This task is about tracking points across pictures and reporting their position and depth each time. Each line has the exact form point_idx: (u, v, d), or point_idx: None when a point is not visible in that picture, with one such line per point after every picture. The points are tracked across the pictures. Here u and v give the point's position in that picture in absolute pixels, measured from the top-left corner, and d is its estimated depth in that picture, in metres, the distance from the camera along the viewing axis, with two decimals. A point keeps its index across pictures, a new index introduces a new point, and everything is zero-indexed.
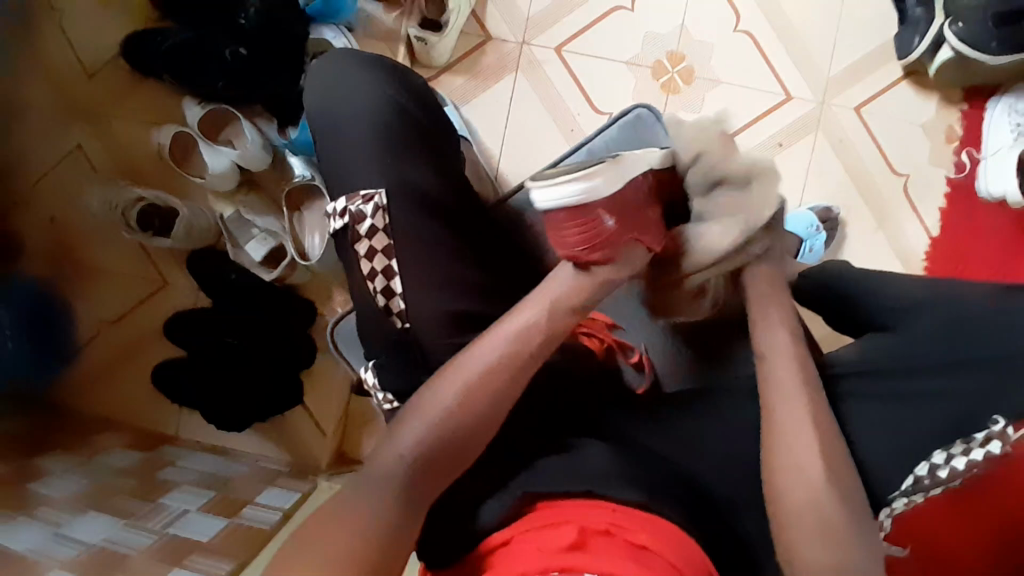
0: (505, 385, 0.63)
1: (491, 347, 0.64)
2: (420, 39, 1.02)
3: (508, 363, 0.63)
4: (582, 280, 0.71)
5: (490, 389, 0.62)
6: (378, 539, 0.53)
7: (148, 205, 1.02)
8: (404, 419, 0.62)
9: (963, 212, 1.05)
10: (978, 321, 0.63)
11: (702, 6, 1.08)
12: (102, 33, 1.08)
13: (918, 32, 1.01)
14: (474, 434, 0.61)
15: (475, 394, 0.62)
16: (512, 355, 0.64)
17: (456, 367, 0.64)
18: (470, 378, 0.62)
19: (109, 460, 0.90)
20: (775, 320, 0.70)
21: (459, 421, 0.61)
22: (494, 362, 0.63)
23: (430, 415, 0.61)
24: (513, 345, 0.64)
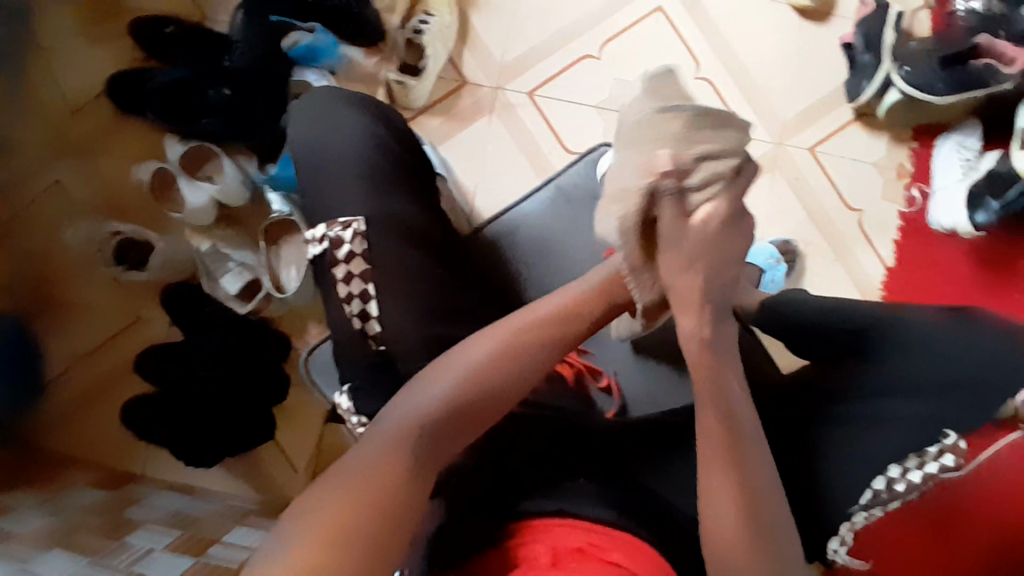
0: (517, 372, 0.58)
1: (494, 337, 0.59)
2: (399, 82, 1.09)
3: (524, 347, 0.59)
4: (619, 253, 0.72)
5: (494, 380, 0.57)
6: (364, 537, 0.46)
7: (125, 239, 1.04)
8: (406, 393, 0.56)
9: (919, 244, 1.09)
10: (932, 343, 0.71)
11: (665, 53, 1.13)
12: (86, 73, 1.11)
13: (865, 77, 1.08)
14: (479, 420, 0.56)
15: (478, 382, 0.56)
16: (518, 345, 0.59)
17: (452, 357, 0.58)
18: (472, 367, 0.57)
19: (75, 498, 0.88)
20: (733, 387, 0.60)
21: (459, 411, 0.55)
22: (498, 351, 0.58)
23: (426, 405, 0.54)
24: (519, 335, 0.59)
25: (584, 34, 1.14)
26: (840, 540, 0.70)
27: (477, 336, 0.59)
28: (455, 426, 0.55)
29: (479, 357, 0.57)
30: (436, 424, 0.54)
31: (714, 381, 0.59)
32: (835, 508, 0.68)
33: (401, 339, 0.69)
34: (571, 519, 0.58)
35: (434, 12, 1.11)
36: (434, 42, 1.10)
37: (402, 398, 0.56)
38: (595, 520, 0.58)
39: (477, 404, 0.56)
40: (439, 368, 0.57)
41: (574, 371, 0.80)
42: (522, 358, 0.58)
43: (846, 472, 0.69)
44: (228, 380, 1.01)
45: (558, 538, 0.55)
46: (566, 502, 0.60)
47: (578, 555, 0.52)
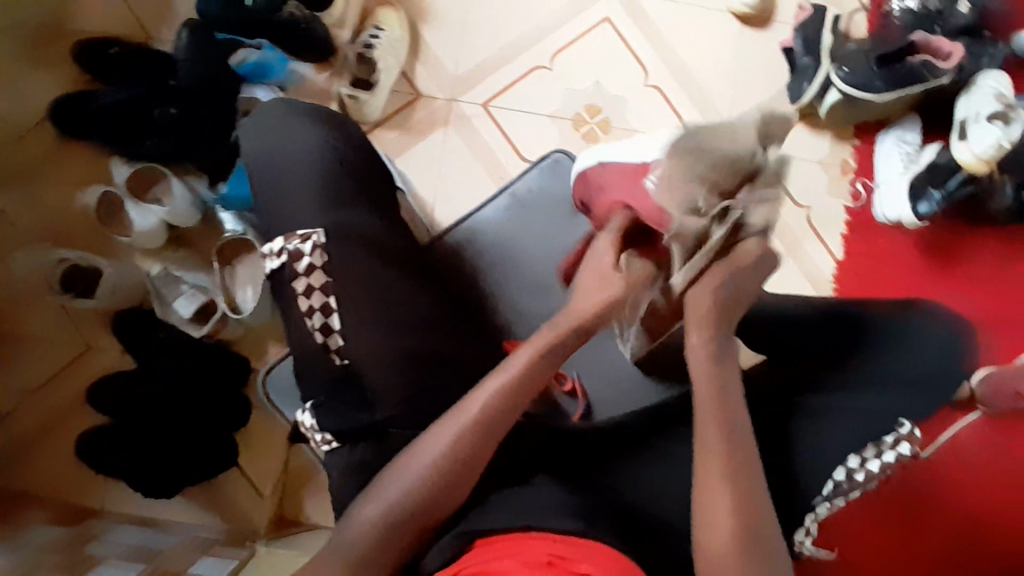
0: (481, 448, 0.61)
1: (452, 427, 0.61)
2: (351, 96, 1.09)
3: (487, 424, 0.61)
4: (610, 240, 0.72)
5: (453, 472, 0.59)
6: None
7: (73, 266, 1.01)
8: (380, 481, 0.60)
9: (867, 238, 1.13)
10: (876, 334, 0.75)
11: (615, 61, 1.16)
12: (27, 97, 1.08)
13: (806, 79, 1.11)
14: (450, 498, 0.60)
15: (436, 476, 0.59)
16: (475, 433, 0.60)
17: (414, 449, 0.61)
18: (432, 463, 0.59)
19: (31, 537, 0.84)
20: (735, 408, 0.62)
21: (430, 492, 0.59)
22: (455, 443, 0.60)
23: (395, 497, 0.58)
24: (482, 412, 0.61)
25: (535, 45, 1.16)
26: (805, 530, 0.69)
27: (441, 422, 0.62)
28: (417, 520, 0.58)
29: (436, 452, 0.60)
30: (397, 521, 0.58)
31: (713, 381, 0.64)
32: (799, 498, 0.69)
33: (362, 352, 0.68)
34: (538, 532, 0.57)
35: (384, 27, 1.11)
36: (386, 54, 1.10)
37: (370, 492, 0.59)
38: (565, 530, 0.57)
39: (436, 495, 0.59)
40: (407, 456, 0.60)
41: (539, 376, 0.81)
42: (478, 446, 0.60)
43: (806, 462, 0.69)
44: (184, 406, 0.98)
45: (528, 549, 0.53)
46: (532, 518, 0.59)
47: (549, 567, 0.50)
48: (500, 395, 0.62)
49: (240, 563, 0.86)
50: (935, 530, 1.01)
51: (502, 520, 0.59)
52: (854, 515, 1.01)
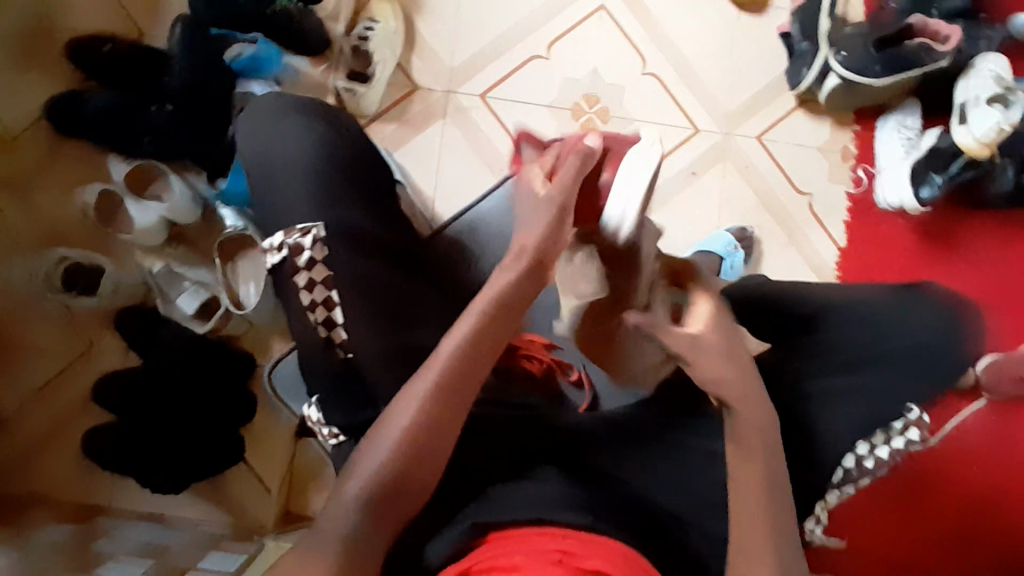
0: (453, 409, 0.61)
1: (422, 385, 0.61)
2: (347, 89, 1.09)
3: (455, 382, 0.61)
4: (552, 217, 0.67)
5: (431, 432, 0.60)
6: None
7: (72, 264, 1.01)
8: (361, 453, 0.60)
9: (868, 223, 1.12)
10: (885, 320, 0.75)
11: (610, 50, 1.15)
12: (23, 99, 1.08)
13: (805, 64, 1.10)
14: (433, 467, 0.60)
15: (422, 426, 0.59)
16: (447, 389, 0.61)
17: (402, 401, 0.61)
18: (414, 413, 0.60)
19: (39, 536, 0.85)
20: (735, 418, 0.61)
21: (413, 458, 0.59)
22: (428, 400, 0.60)
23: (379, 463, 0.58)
24: (447, 371, 0.61)
25: (530, 36, 1.15)
26: (815, 518, 0.71)
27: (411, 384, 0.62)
28: (410, 478, 0.59)
29: (411, 412, 0.60)
30: (393, 479, 0.58)
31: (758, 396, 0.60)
32: (801, 486, 0.69)
33: (364, 346, 0.68)
34: (549, 526, 0.58)
35: (378, 19, 1.10)
36: (382, 48, 1.09)
37: (360, 452, 0.60)
38: (570, 525, 0.58)
39: (424, 449, 0.59)
40: (382, 424, 0.61)
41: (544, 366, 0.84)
42: (451, 399, 0.61)
43: (807, 447, 0.70)
44: (188, 404, 0.99)
45: (537, 545, 0.54)
46: (541, 510, 0.59)
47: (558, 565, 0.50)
48: (459, 350, 0.62)
49: (248, 558, 0.87)
50: (943, 511, 1.02)
51: (512, 513, 0.59)
52: (858, 501, 1.02)
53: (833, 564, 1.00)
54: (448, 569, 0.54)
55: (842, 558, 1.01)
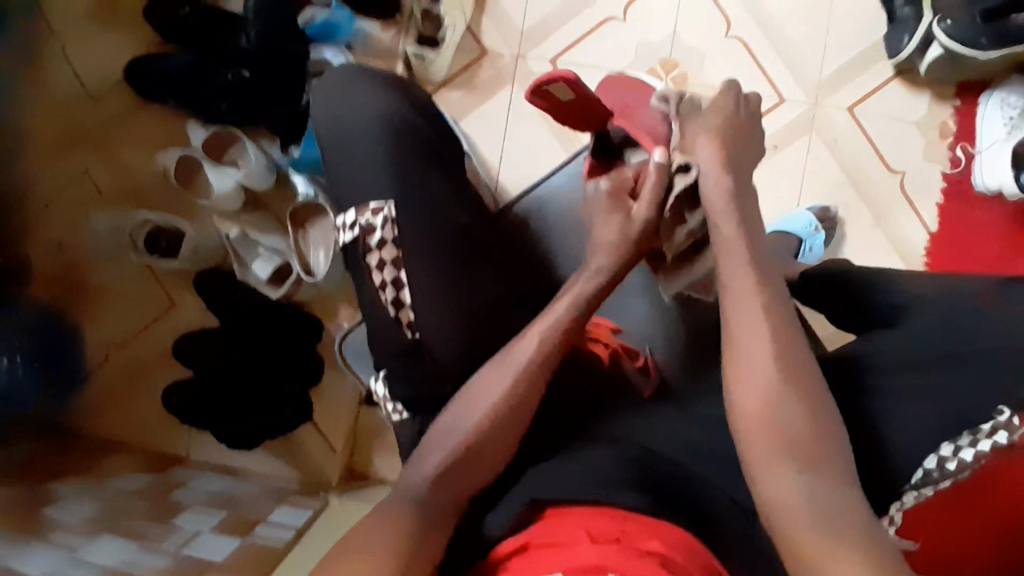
0: (519, 411, 0.62)
1: (494, 388, 0.63)
2: (418, 55, 1.05)
3: (521, 383, 0.63)
4: (625, 228, 0.72)
5: (496, 431, 0.61)
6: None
7: (154, 227, 1.05)
8: (424, 448, 0.61)
9: (961, 208, 1.05)
10: (969, 312, 0.65)
11: (692, 12, 1.09)
12: (105, 59, 1.10)
13: (906, 31, 1.01)
14: (497, 461, 0.61)
15: (486, 422, 0.61)
16: (518, 385, 0.63)
17: (470, 397, 0.63)
18: (483, 415, 0.61)
19: (120, 482, 0.90)
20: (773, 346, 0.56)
21: (475, 453, 0.60)
22: (499, 401, 0.62)
23: (442, 457, 0.60)
24: (519, 374, 0.63)
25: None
26: (891, 519, 0.63)
27: (481, 380, 0.64)
28: (473, 464, 0.60)
29: (479, 412, 0.62)
30: (461, 467, 0.59)
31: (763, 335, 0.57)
32: None
33: (435, 325, 0.68)
34: (607, 507, 0.55)
35: None
36: (453, 10, 1.06)
37: (425, 449, 0.61)
38: (632, 506, 0.55)
39: (492, 437, 0.61)
40: (449, 422, 0.62)
41: (610, 351, 0.75)
42: (521, 401, 0.62)
43: None
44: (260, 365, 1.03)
45: (598, 525, 0.52)
46: (599, 491, 0.57)
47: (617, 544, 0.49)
48: (534, 352, 0.64)
49: (313, 514, 0.91)
50: None
51: (570, 491, 0.57)
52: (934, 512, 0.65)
53: None
54: (510, 540, 0.55)
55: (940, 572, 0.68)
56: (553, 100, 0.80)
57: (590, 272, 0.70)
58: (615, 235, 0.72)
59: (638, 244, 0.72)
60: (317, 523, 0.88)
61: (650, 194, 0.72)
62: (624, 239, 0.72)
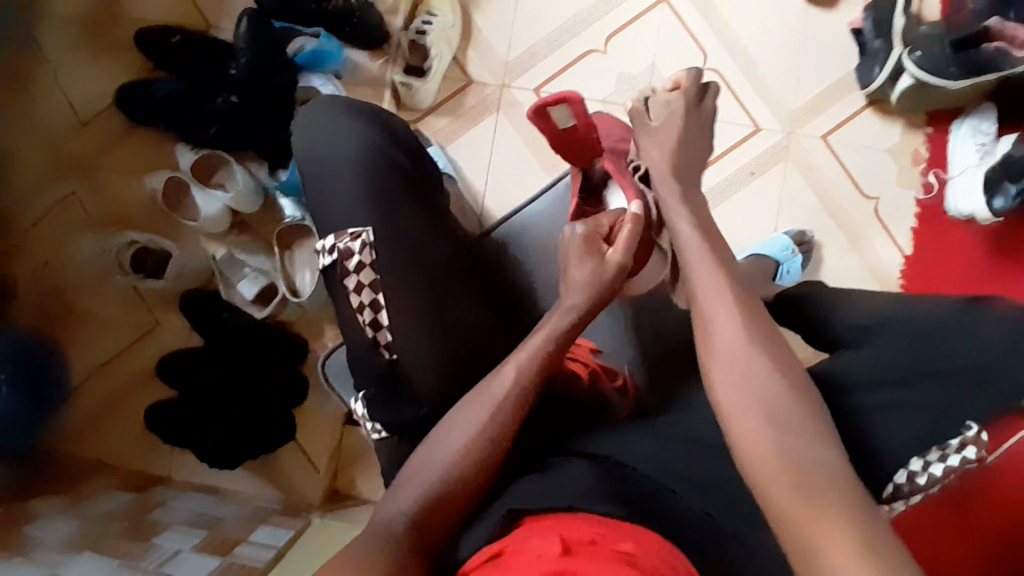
0: (502, 437, 0.63)
1: (475, 415, 0.64)
2: (404, 83, 1.09)
3: (504, 412, 0.64)
4: (598, 268, 0.73)
5: (477, 458, 0.62)
6: None
7: (140, 247, 1.07)
8: (405, 478, 0.62)
9: (934, 231, 1.07)
10: (942, 332, 0.68)
11: (670, 44, 1.12)
12: (98, 87, 1.14)
13: (877, 63, 1.05)
14: (476, 483, 0.61)
15: (475, 449, 0.62)
16: (501, 415, 0.64)
17: (447, 427, 0.64)
18: (463, 446, 0.62)
19: (103, 503, 0.90)
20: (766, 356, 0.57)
21: (460, 478, 0.61)
22: (481, 429, 0.63)
23: (427, 481, 0.60)
24: (499, 402, 0.64)
25: (588, 29, 1.13)
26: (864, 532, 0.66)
27: (463, 409, 0.65)
28: (457, 487, 0.60)
29: (462, 440, 0.62)
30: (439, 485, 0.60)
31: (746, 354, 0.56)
32: None
33: (411, 344, 0.70)
34: (583, 514, 0.57)
35: (436, 12, 1.11)
36: (439, 42, 1.10)
37: (408, 478, 0.61)
38: (604, 514, 0.57)
39: (471, 465, 0.61)
40: (431, 451, 0.63)
41: (588, 370, 0.77)
42: (503, 431, 0.63)
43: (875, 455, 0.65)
44: (244, 386, 1.04)
45: (572, 528, 0.54)
46: (570, 499, 0.59)
47: (589, 547, 0.50)
48: (514, 383, 0.65)
49: (295, 534, 0.92)
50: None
51: (543, 499, 0.59)
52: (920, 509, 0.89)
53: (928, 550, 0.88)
54: (481, 550, 0.54)
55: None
56: (556, 126, 0.87)
57: (567, 307, 0.71)
58: (590, 266, 0.73)
59: (611, 287, 0.73)
60: (298, 542, 0.88)
61: (623, 243, 0.74)
62: (600, 279, 0.72)
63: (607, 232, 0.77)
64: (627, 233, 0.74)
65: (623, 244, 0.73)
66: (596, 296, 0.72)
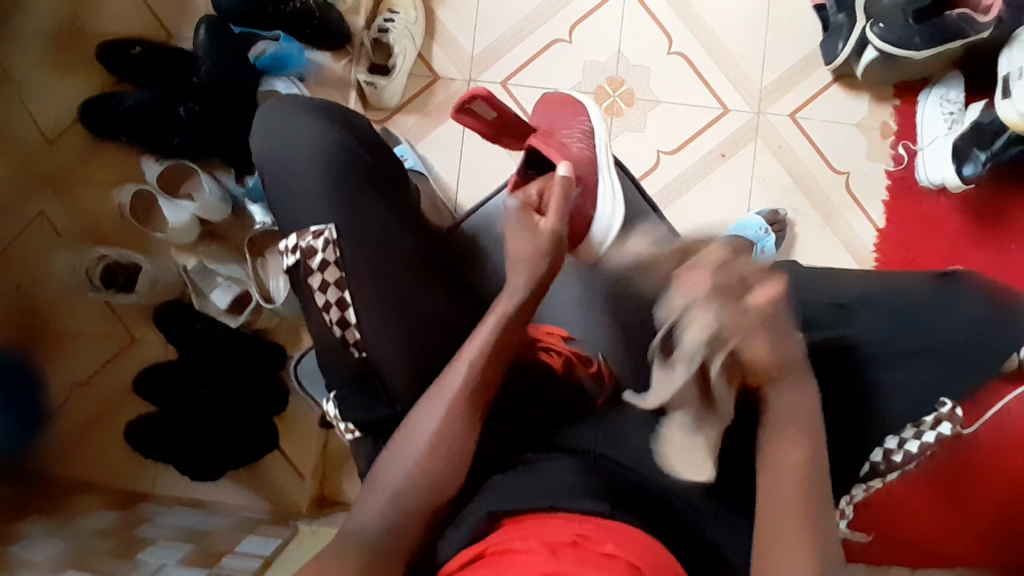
0: (469, 425, 0.63)
1: (439, 407, 0.63)
2: (369, 83, 1.07)
3: (465, 400, 0.63)
4: (537, 241, 0.72)
5: (445, 449, 0.61)
6: None
7: (111, 262, 1.05)
8: (377, 471, 0.62)
9: (907, 204, 1.07)
10: (920, 307, 0.68)
11: (635, 29, 1.12)
12: (59, 103, 1.12)
13: (840, 37, 1.04)
14: (445, 474, 0.61)
15: (440, 437, 0.62)
16: (461, 406, 0.63)
17: (411, 426, 0.63)
18: (431, 438, 0.62)
19: (87, 522, 0.89)
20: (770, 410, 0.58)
21: (430, 469, 0.61)
22: (445, 420, 0.62)
23: (395, 480, 0.60)
24: (458, 395, 0.63)
25: (551, 20, 1.13)
26: (842, 509, 0.69)
27: (425, 403, 0.64)
28: (429, 479, 0.60)
29: (428, 432, 0.62)
30: (413, 481, 0.60)
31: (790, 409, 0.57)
32: None
33: (379, 343, 0.69)
34: (564, 513, 0.56)
35: (399, 9, 1.10)
36: (401, 39, 1.08)
37: (379, 470, 0.62)
38: (588, 512, 0.56)
39: (442, 453, 0.61)
40: (399, 446, 0.62)
41: (563, 358, 0.75)
42: (467, 420, 0.63)
43: (852, 430, 0.65)
44: (224, 396, 1.03)
45: (552, 530, 0.53)
46: (554, 498, 0.58)
47: (571, 549, 0.49)
48: (472, 375, 0.64)
49: (282, 543, 0.91)
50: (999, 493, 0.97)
51: (525, 499, 0.59)
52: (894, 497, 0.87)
53: (888, 521, 0.98)
54: (464, 551, 0.54)
55: (859, 551, 0.98)
56: (484, 118, 0.89)
57: (518, 290, 0.69)
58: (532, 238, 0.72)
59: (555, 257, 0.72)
60: (286, 551, 0.88)
61: (556, 210, 0.74)
62: (540, 249, 0.71)
63: (538, 201, 0.78)
64: (558, 200, 0.74)
65: (556, 211, 0.73)
66: (536, 276, 0.70)
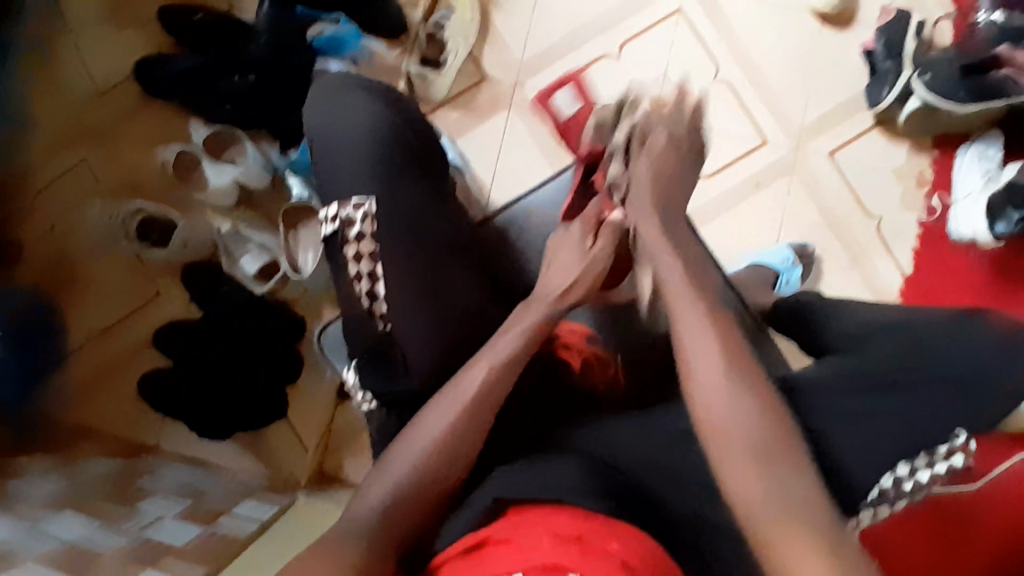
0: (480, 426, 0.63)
1: (451, 406, 0.64)
2: (420, 75, 1.12)
3: (479, 401, 0.64)
4: (579, 260, 0.76)
5: (454, 446, 0.62)
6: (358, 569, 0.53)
7: (146, 216, 1.09)
8: (387, 457, 0.62)
9: (934, 251, 1.08)
10: (934, 340, 0.68)
11: (683, 53, 1.14)
12: (115, 58, 1.15)
13: (886, 84, 1.08)
14: (453, 467, 0.61)
15: (451, 433, 0.62)
16: (472, 407, 0.63)
17: (421, 420, 0.64)
18: (441, 433, 0.62)
19: (91, 466, 0.91)
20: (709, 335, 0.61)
21: (437, 464, 0.61)
22: (458, 419, 0.63)
23: (401, 470, 0.60)
24: (470, 395, 0.64)
25: (604, 34, 1.15)
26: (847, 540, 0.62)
27: (437, 399, 0.65)
28: (437, 467, 0.61)
29: (437, 429, 0.62)
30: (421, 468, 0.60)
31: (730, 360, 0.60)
32: None
33: (404, 319, 0.70)
34: (569, 507, 0.56)
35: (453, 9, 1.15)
36: (455, 36, 1.14)
37: (386, 461, 0.62)
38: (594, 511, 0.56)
39: (451, 445, 0.62)
40: (408, 437, 0.63)
41: (582, 358, 0.76)
42: (478, 420, 0.63)
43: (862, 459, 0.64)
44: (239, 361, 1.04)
45: (559, 523, 0.53)
46: (561, 492, 0.58)
47: (576, 544, 0.49)
48: (486, 379, 0.65)
49: (279, 508, 0.91)
50: None
51: (529, 490, 0.59)
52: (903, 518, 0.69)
53: None
54: (466, 539, 0.54)
55: None
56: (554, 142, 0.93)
57: (548, 300, 0.73)
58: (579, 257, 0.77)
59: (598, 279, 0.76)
60: (281, 517, 0.87)
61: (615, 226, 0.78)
62: (586, 269, 0.76)
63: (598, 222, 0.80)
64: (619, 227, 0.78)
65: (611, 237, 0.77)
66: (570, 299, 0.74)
